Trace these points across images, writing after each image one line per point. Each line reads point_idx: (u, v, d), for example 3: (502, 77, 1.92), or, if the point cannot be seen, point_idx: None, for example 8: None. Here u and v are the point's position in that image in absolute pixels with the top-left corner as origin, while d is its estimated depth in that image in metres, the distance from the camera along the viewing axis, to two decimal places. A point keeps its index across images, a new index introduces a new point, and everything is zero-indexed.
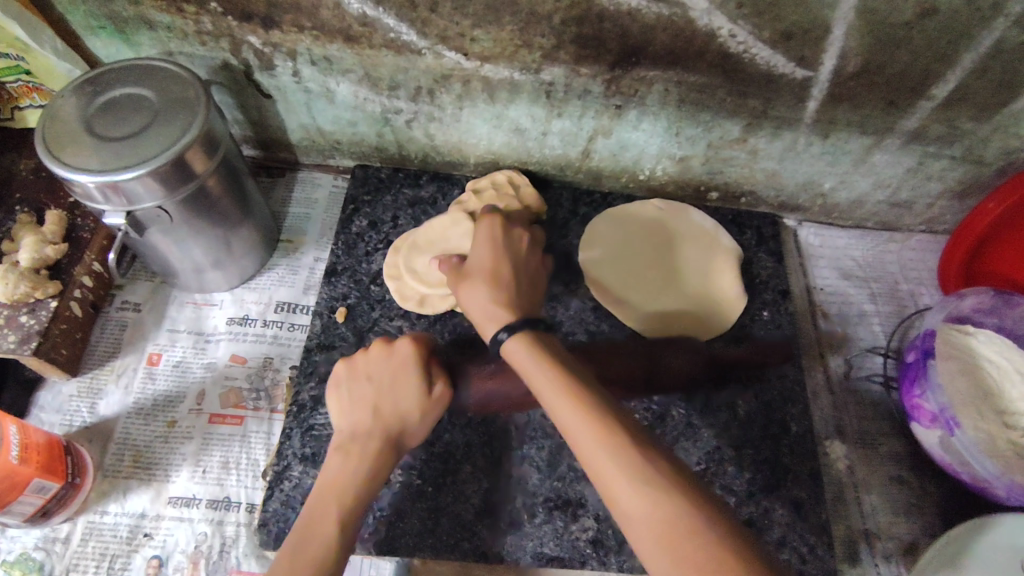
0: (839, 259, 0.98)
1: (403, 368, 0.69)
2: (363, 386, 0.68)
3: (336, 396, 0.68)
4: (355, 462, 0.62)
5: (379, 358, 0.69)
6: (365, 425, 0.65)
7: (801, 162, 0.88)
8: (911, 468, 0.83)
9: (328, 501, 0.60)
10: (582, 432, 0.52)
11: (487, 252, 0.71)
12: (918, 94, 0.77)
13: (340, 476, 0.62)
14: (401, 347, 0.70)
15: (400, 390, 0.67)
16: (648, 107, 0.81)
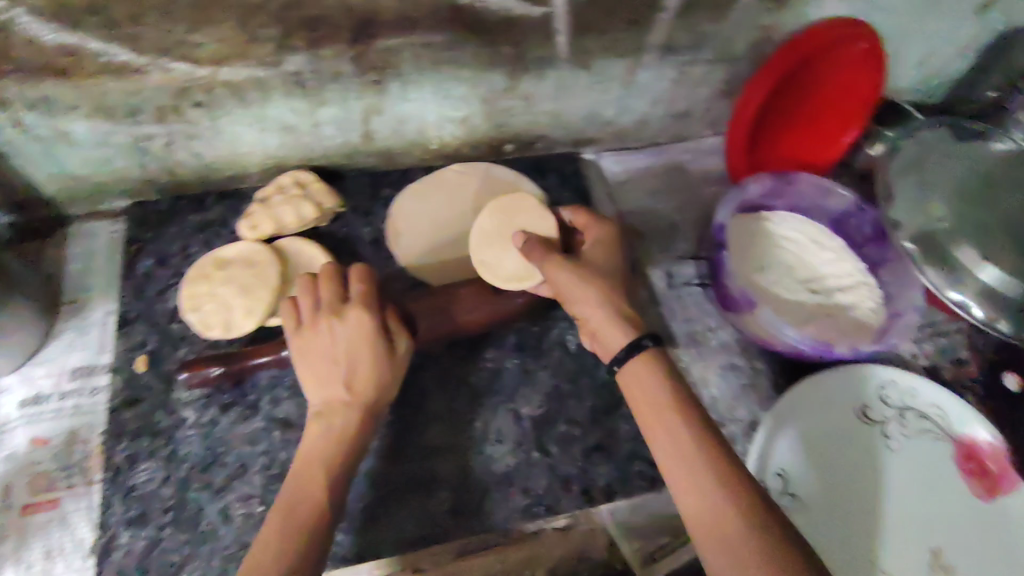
0: (642, 179, 1.02)
1: (364, 341, 0.66)
2: (328, 367, 0.65)
3: (308, 374, 0.66)
4: (338, 439, 0.63)
5: (339, 333, 0.66)
6: (342, 401, 0.65)
7: (576, 96, 0.89)
8: (739, 353, 0.90)
9: (312, 478, 0.60)
10: (676, 435, 0.57)
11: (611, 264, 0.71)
12: (654, 8, 0.79)
13: (325, 451, 0.62)
14: (349, 321, 0.66)
15: (361, 361, 0.65)
16: (407, 76, 0.79)
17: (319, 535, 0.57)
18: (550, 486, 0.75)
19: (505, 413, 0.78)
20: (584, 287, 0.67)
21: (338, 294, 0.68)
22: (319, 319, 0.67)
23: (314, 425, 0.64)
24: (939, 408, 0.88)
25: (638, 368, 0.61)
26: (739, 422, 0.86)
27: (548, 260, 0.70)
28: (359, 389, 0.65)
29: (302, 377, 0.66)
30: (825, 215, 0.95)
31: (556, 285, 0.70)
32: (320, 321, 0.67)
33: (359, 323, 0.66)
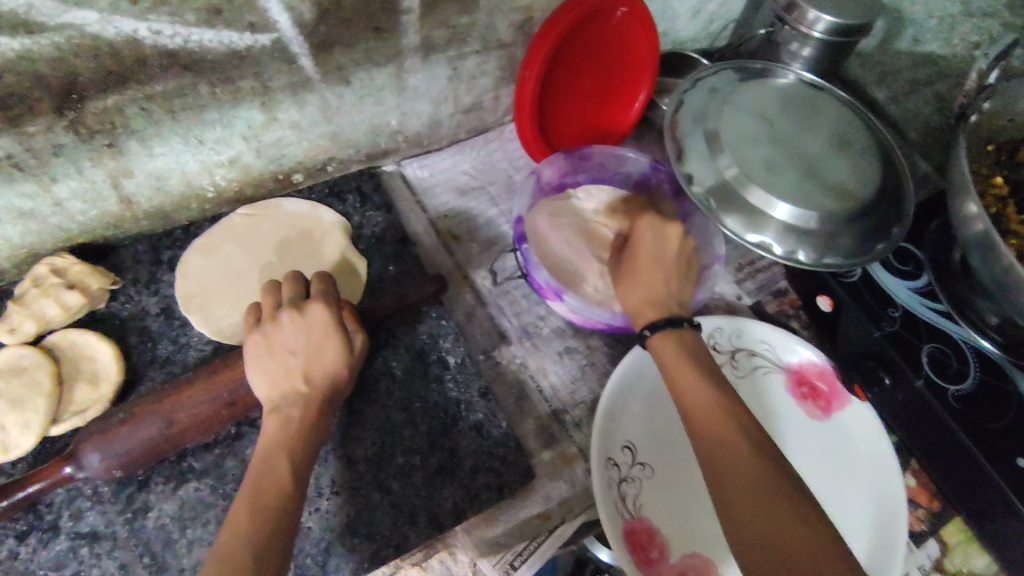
0: (451, 179, 1.00)
1: (326, 331, 0.66)
2: (286, 360, 0.65)
3: (263, 369, 0.65)
4: (296, 428, 0.62)
5: (300, 327, 0.66)
6: (294, 394, 0.64)
7: (348, 113, 0.86)
8: (574, 335, 0.91)
9: (276, 464, 0.59)
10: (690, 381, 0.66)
11: (644, 258, 0.76)
12: (394, 12, 0.76)
13: (284, 440, 0.61)
14: (314, 313, 0.67)
15: (320, 351, 0.66)
16: (143, 133, 0.72)
17: (268, 526, 0.55)
18: (395, 526, 0.71)
19: (335, 460, 0.74)
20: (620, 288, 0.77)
21: (296, 293, 0.70)
22: (279, 318, 0.67)
23: (270, 418, 0.63)
24: (767, 343, 0.92)
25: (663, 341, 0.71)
26: (581, 404, 0.86)
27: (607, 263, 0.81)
28: (315, 381, 0.65)
29: (254, 373, 0.65)
30: (625, 180, 1.01)
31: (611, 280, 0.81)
32: (281, 317, 0.67)
33: (324, 318, 0.67)
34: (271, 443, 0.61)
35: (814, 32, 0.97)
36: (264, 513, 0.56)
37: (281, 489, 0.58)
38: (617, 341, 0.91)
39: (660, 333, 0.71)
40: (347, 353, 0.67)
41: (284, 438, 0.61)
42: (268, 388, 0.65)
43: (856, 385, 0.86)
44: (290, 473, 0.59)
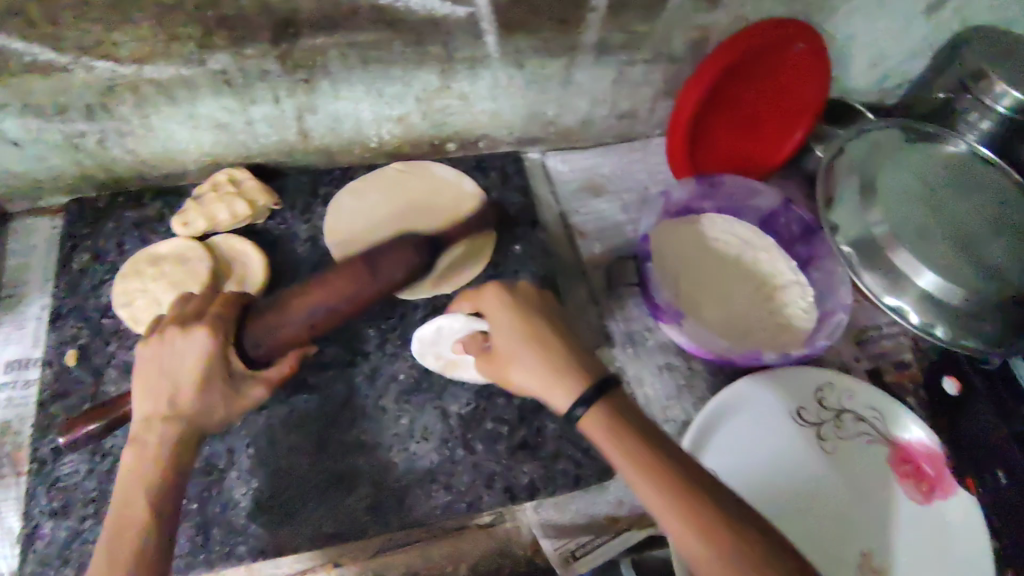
0: (589, 178, 1.02)
1: (195, 355, 0.64)
2: (159, 381, 0.63)
3: (136, 380, 0.64)
4: (148, 459, 0.59)
5: (177, 345, 0.64)
6: (171, 408, 0.61)
7: (513, 95, 0.90)
8: (677, 353, 0.90)
9: (134, 501, 0.57)
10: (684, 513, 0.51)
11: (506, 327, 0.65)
12: (581, 8, 0.80)
13: (142, 472, 0.59)
14: (196, 335, 0.65)
15: (193, 373, 0.63)
16: (335, 75, 0.79)
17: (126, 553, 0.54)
18: (473, 484, 0.74)
19: (431, 409, 0.78)
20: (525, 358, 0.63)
21: (201, 308, 0.68)
22: (167, 328, 0.66)
23: (130, 446, 0.60)
24: (876, 412, 0.87)
25: (601, 425, 0.57)
26: (672, 422, 0.86)
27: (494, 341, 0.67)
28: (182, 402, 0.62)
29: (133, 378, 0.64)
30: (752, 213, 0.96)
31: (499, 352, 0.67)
32: (167, 332, 0.65)
33: (209, 342, 0.64)
34: (130, 471, 0.59)
35: (997, 105, 0.93)
36: (127, 543, 0.55)
37: (145, 520, 0.56)
38: (721, 371, 0.90)
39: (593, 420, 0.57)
40: (219, 377, 0.64)
41: (137, 464, 0.59)
42: (141, 408, 0.62)
43: (968, 477, 0.84)
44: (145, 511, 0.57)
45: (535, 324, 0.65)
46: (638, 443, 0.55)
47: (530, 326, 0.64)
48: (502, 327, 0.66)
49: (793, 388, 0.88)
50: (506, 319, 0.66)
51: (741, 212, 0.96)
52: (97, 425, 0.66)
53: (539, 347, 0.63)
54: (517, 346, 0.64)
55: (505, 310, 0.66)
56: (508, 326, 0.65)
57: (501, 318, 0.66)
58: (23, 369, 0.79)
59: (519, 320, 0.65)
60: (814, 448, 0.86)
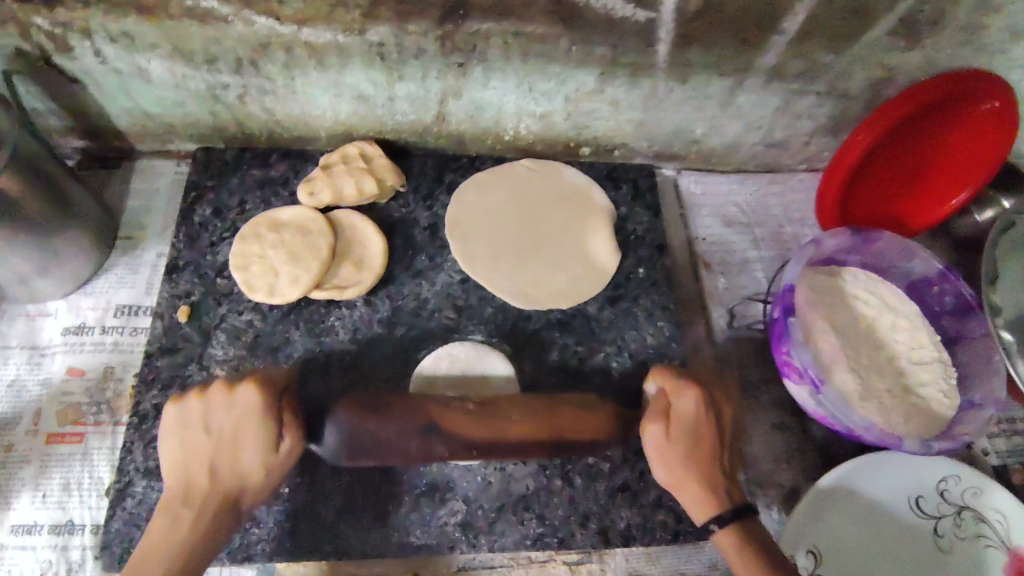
0: (721, 205, 0.95)
1: (250, 420, 0.58)
2: (199, 437, 0.58)
3: (170, 442, 0.59)
4: (179, 535, 0.55)
5: (220, 403, 0.59)
6: (188, 481, 0.57)
7: (666, 109, 0.84)
8: (792, 413, 0.84)
9: (151, 569, 0.53)
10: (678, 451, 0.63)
11: (692, 407, 0.64)
12: (768, 29, 0.73)
13: (166, 542, 0.54)
14: (242, 393, 0.59)
15: (245, 447, 0.58)
16: (491, 63, 0.75)
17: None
18: (566, 519, 0.71)
19: None
20: (676, 453, 0.63)
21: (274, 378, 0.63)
22: (208, 388, 0.61)
23: (158, 514, 0.56)
24: (1000, 515, 0.76)
25: (697, 488, 0.63)
26: (778, 487, 0.80)
27: (674, 413, 0.65)
28: (221, 478, 0.57)
29: (164, 441, 0.59)
30: (899, 275, 0.87)
31: (671, 431, 0.64)
32: (209, 391, 0.60)
33: (252, 405, 0.59)
34: (148, 551, 0.54)
35: None
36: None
37: None
38: (838, 441, 0.83)
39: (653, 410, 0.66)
40: (266, 457, 0.58)
41: (171, 535, 0.55)
42: (174, 466, 0.58)
43: None
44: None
45: (705, 432, 0.64)
46: (762, 562, 0.59)
47: (709, 430, 0.64)
48: (654, 452, 0.65)
49: (906, 470, 0.79)
50: (655, 447, 0.64)
51: (886, 272, 0.88)
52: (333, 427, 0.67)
53: (710, 444, 0.64)
54: (681, 478, 0.63)
55: (657, 421, 0.65)
56: (690, 419, 0.64)
57: (653, 430, 0.65)
58: (133, 316, 0.78)
59: (669, 443, 0.64)
60: (919, 535, 0.77)
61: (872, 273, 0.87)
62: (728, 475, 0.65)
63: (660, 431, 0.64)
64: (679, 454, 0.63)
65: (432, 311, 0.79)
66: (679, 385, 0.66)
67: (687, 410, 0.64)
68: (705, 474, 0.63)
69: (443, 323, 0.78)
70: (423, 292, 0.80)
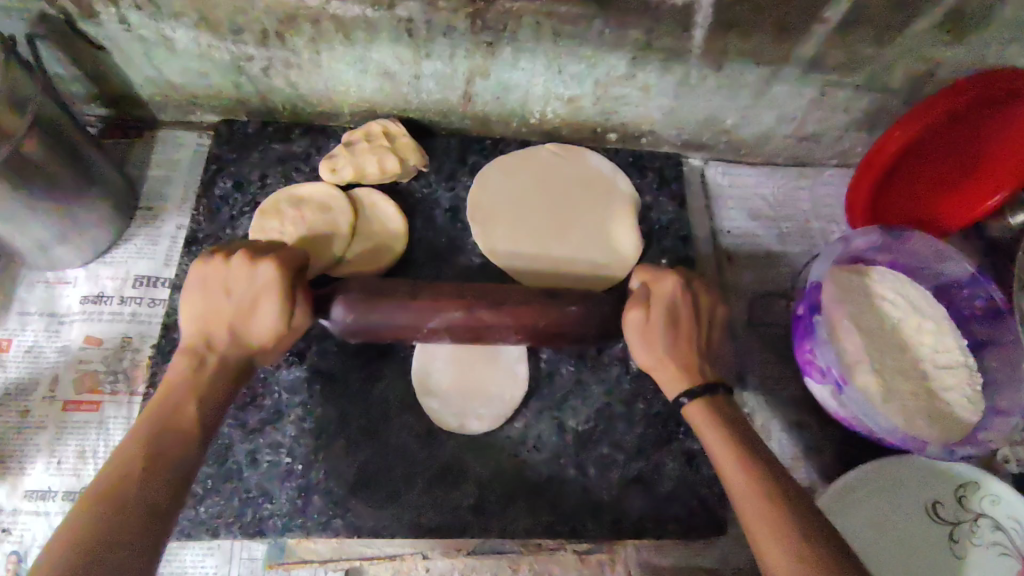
0: (747, 198, 0.93)
1: (271, 289, 0.58)
2: (219, 295, 0.58)
3: (189, 296, 0.59)
4: (201, 383, 0.55)
5: (244, 270, 0.58)
6: (208, 336, 0.57)
7: (697, 97, 0.82)
8: (811, 412, 0.82)
9: (182, 409, 0.53)
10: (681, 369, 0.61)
11: (672, 284, 0.63)
12: (810, 18, 0.71)
13: (179, 392, 0.54)
14: (264, 266, 0.58)
15: (262, 313, 0.58)
16: (521, 43, 0.73)
17: (167, 461, 0.50)
18: (579, 509, 0.70)
19: (548, 419, 0.74)
20: (657, 331, 0.62)
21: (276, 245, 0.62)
22: (231, 252, 0.60)
23: (174, 367, 0.56)
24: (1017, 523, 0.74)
25: (707, 420, 0.59)
26: None
27: (658, 290, 0.63)
28: (242, 343, 0.58)
29: (185, 298, 0.59)
30: (928, 278, 0.85)
31: (656, 312, 0.62)
32: (231, 258, 0.59)
33: (271, 278, 0.58)
34: (172, 392, 0.54)
35: None
36: (162, 466, 0.50)
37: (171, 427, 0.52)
38: (857, 443, 0.81)
39: (633, 308, 0.63)
40: (282, 324, 0.58)
41: (195, 384, 0.55)
42: (192, 326, 0.58)
43: None
44: (195, 423, 0.53)
45: (685, 318, 0.62)
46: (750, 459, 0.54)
47: (688, 307, 0.62)
48: (636, 340, 0.63)
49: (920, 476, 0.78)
50: (635, 330, 0.63)
51: (915, 273, 0.86)
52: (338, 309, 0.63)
53: (686, 306, 0.62)
54: (660, 360, 0.62)
55: (638, 307, 0.63)
56: (671, 285, 0.63)
57: (632, 313, 0.63)
58: (151, 287, 0.78)
59: (650, 326, 0.62)
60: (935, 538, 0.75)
61: (901, 274, 0.85)
62: (715, 376, 0.62)
63: (642, 315, 0.62)
64: (660, 329, 0.62)
65: None
66: (654, 273, 0.64)
67: (669, 290, 0.63)
68: (683, 348, 0.62)
69: None
70: (442, 275, 0.79)
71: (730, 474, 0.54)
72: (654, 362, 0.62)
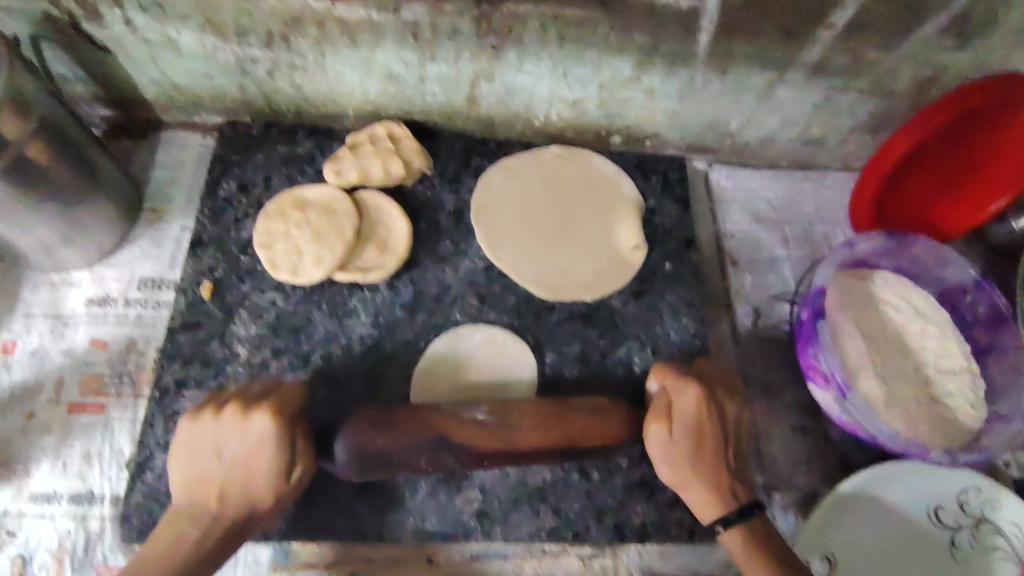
0: (751, 201, 0.93)
1: (266, 442, 0.60)
2: (211, 457, 0.60)
3: (178, 463, 0.61)
4: (182, 552, 0.56)
5: (234, 427, 0.60)
6: (201, 500, 0.59)
7: (702, 101, 0.82)
8: (814, 416, 0.82)
9: (162, 555, 0.56)
10: (688, 461, 0.63)
11: (694, 404, 0.64)
12: (815, 23, 0.71)
13: (163, 556, 0.56)
14: (259, 420, 0.60)
15: (257, 475, 0.60)
16: (527, 47, 0.73)
17: None
18: (582, 513, 0.70)
19: None
20: (684, 460, 0.63)
21: (266, 392, 0.64)
22: (222, 408, 0.62)
23: (166, 527, 0.58)
24: (1021, 530, 0.74)
25: (736, 539, 0.61)
26: (796, 490, 0.79)
27: (682, 401, 0.64)
28: (230, 496, 0.59)
29: (173, 467, 0.61)
30: (932, 283, 0.85)
31: (674, 441, 0.63)
32: (223, 411, 0.61)
33: (269, 428, 0.60)
34: (168, 555, 0.56)
35: None
36: None
37: None
38: (859, 447, 0.82)
39: (653, 424, 0.64)
40: (280, 480, 0.60)
41: (193, 546, 0.57)
42: (178, 471, 0.61)
43: None
44: (178, 564, 0.56)
45: (707, 428, 0.63)
46: (765, 552, 0.60)
47: (712, 421, 0.63)
48: (658, 460, 0.64)
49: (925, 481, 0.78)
50: (660, 449, 0.64)
51: (919, 278, 0.86)
52: (344, 453, 0.64)
53: (707, 417, 0.63)
54: (687, 477, 0.63)
55: (658, 421, 0.64)
56: (693, 402, 0.64)
57: (655, 428, 0.64)
58: (155, 290, 0.78)
59: (672, 442, 0.63)
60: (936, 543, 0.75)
61: (905, 278, 0.85)
62: (732, 471, 0.64)
63: (661, 429, 0.64)
64: (687, 449, 0.63)
65: (454, 298, 0.78)
66: (676, 381, 0.65)
67: (686, 408, 0.64)
68: (705, 466, 0.63)
69: (465, 310, 0.77)
70: (446, 278, 0.79)
71: (749, 566, 0.61)
72: (676, 473, 0.64)
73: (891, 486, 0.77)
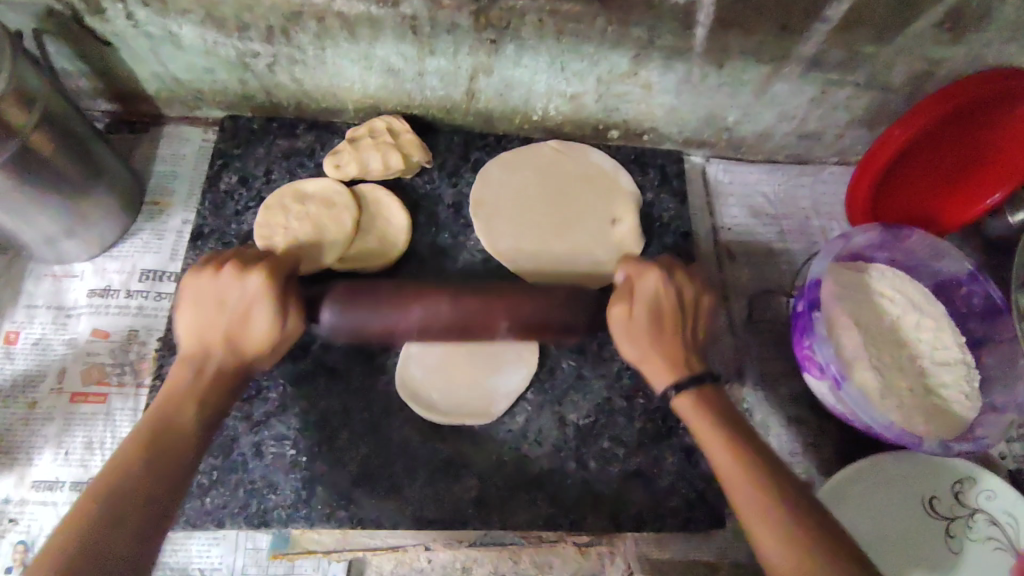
0: (748, 195, 0.94)
1: (261, 294, 0.59)
2: (213, 310, 0.58)
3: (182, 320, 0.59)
4: (194, 397, 0.56)
5: (234, 284, 0.59)
6: (204, 347, 0.58)
7: (699, 95, 0.82)
8: (810, 408, 0.83)
9: (183, 411, 0.54)
10: (666, 343, 0.61)
11: (653, 280, 0.63)
12: (810, 17, 0.71)
13: (170, 407, 0.54)
14: (254, 280, 0.59)
15: (256, 320, 0.58)
16: (525, 40, 0.73)
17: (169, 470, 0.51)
18: (579, 501, 0.71)
19: (549, 413, 0.74)
20: (649, 327, 0.62)
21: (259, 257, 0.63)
22: (221, 269, 0.60)
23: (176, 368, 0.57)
24: (1011, 518, 0.75)
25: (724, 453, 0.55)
26: None
27: (645, 274, 0.64)
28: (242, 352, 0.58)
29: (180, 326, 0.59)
30: (926, 275, 0.86)
31: (636, 291, 0.63)
32: (221, 268, 0.60)
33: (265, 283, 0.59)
34: (178, 407, 0.55)
35: None
36: (168, 467, 0.51)
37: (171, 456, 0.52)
38: (855, 438, 0.82)
39: (614, 306, 0.64)
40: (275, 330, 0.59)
41: (197, 391, 0.56)
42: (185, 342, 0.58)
43: None
44: (191, 429, 0.54)
45: (670, 311, 0.62)
46: (753, 462, 0.53)
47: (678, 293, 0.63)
48: (624, 340, 0.63)
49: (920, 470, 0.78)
50: (622, 330, 0.63)
51: (914, 271, 0.86)
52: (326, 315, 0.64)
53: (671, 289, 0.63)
54: (649, 351, 0.62)
55: (620, 302, 0.64)
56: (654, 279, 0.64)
57: (616, 308, 0.64)
58: (157, 281, 0.79)
59: (636, 317, 0.62)
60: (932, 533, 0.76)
61: (901, 272, 0.85)
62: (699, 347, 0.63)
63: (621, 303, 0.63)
64: (653, 322, 0.62)
65: None
66: (639, 266, 0.65)
67: (648, 289, 0.63)
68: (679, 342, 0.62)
69: None
70: (445, 270, 0.80)
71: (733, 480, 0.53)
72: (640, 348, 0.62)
73: (887, 475, 0.78)
